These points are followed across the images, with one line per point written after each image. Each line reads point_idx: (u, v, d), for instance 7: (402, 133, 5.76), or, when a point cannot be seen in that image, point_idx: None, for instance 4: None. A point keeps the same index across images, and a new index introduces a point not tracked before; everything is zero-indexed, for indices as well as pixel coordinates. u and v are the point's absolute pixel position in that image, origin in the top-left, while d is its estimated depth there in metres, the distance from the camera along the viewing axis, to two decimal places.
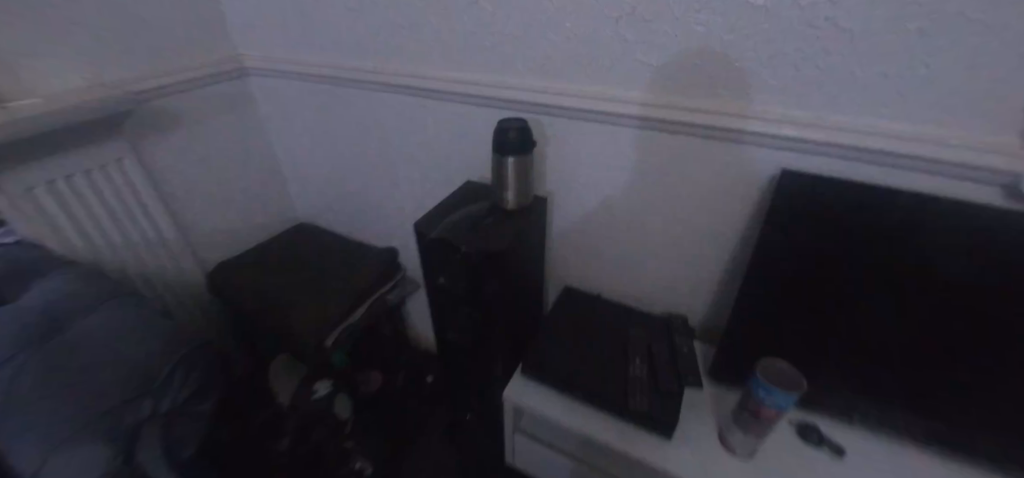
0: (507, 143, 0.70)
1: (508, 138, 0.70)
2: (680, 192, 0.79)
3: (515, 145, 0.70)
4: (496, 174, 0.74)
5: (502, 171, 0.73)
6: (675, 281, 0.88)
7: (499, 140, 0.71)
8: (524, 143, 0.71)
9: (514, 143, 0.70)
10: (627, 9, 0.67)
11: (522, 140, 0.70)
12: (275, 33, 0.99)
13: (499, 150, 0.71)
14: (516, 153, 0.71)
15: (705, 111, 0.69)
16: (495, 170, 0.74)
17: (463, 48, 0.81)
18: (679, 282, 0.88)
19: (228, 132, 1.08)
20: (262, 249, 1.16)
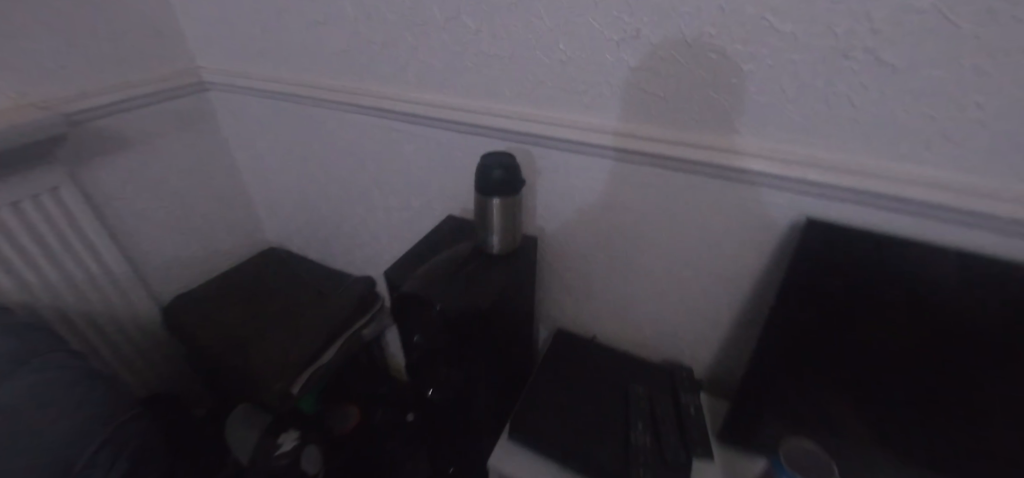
0: (492, 183, 0.62)
1: (493, 176, 0.61)
2: (687, 234, 0.70)
3: (500, 185, 0.62)
4: (479, 215, 0.66)
5: (486, 213, 0.64)
6: (678, 327, 0.80)
7: (482, 178, 0.62)
8: (511, 182, 0.62)
9: (500, 182, 0.62)
10: (632, 31, 0.58)
11: (508, 179, 0.62)
12: (236, 45, 0.89)
13: (482, 190, 0.63)
14: (501, 193, 0.62)
15: (719, 148, 0.60)
16: (479, 210, 0.65)
17: (443, 69, 0.72)
18: (682, 328, 0.80)
19: (185, 152, 0.97)
20: (225, 279, 1.06)
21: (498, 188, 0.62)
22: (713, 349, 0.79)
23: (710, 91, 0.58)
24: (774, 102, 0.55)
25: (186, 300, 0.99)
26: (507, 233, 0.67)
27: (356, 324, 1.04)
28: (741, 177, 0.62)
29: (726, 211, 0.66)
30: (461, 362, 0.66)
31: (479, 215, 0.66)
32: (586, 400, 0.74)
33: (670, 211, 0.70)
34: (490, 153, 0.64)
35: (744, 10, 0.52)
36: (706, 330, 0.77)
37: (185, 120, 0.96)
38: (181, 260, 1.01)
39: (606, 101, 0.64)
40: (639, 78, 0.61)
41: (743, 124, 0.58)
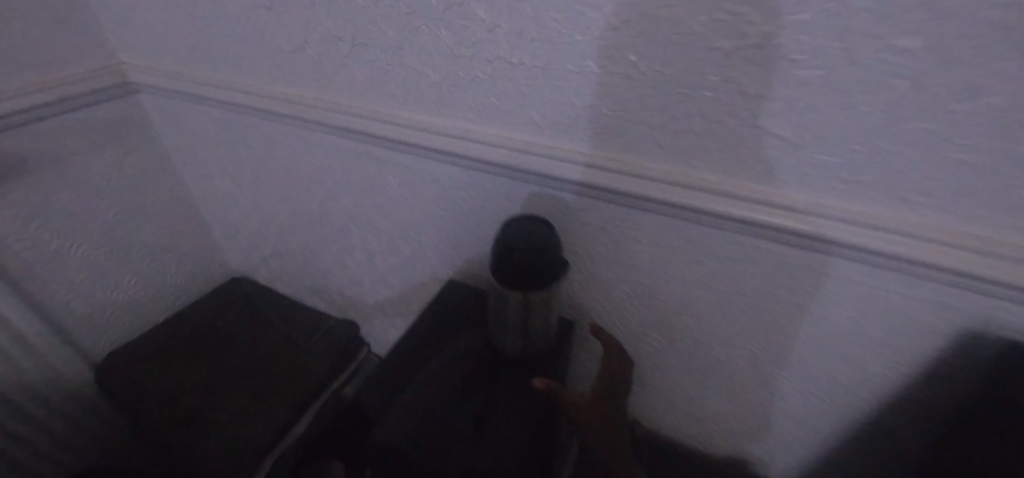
0: (512, 268, 0.44)
1: (513, 261, 0.44)
2: (788, 323, 0.51)
3: (523, 273, 0.44)
4: (498, 300, 0.49)
5: (502, 299, 0.48)
6: (752, 421, 0.62)
7: (498, 256, 0.45)
8: (540, 268, 0.44)
9: (523, 269, 0.44)
10: (762, 36, 0.35)
11: (535, 266, 0.44)
12: (162, 32, 0.66)
13: (498, 274, 0.46)
14: (522, 282, 0.45)
15: (871, 226, 0.39)
16: (497, 295, 0.48)
17: (442, 82, 0.50)
18: (758, 423, 0.62)
19: (114, 171, 0.76)
20: (177, 324, 0.87)
21: (522, 277, 0.44)
22: (802, 451, 0.61)
23: (874, 139, 0.36)
24: (982, 165, 0.34)
25: (126, 358, 0.80)
26: (534, 324, 0.50)
27: (337, 382, 0.84)
28: (881, 261, 0.42)
29: (855, 302, 0.46)
30: None
31: (497, 300, 0.49)
32: None
33: (767, 293, 0.50)
34: (517, 217, 0.47)
35: (972, 12, 0.30)
36: (788, 430, 0.60)
37: (109, 131, 0.74)
38: (117, 304, 0.82)
39: (694, 144, 0.42)
40: (759, 112, 0.38)
41: (923, 193, 0.37)
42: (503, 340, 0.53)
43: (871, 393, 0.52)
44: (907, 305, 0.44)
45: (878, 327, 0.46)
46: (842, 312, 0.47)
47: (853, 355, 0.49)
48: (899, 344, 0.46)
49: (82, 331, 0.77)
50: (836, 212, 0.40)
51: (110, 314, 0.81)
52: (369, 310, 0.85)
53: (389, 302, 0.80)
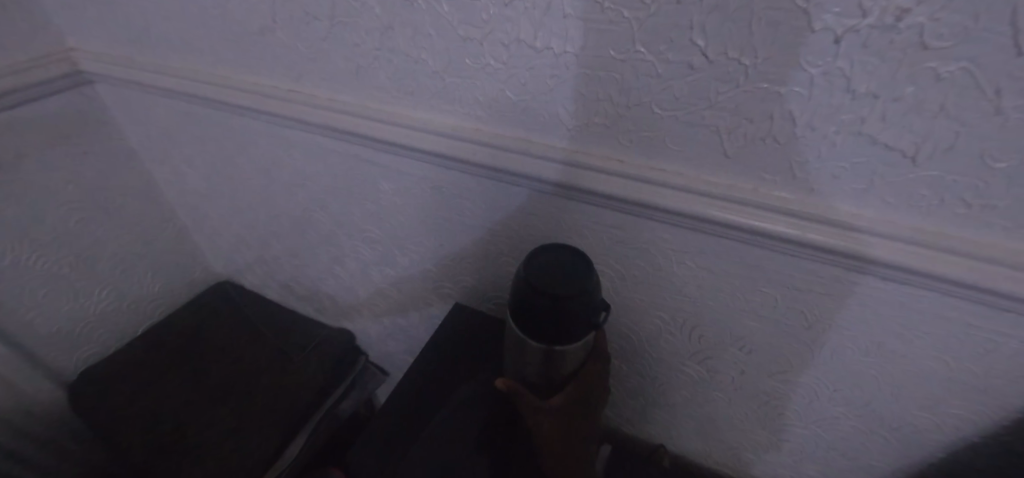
0: (537, 318, 0.37)
1: (540, 311, 0.37)
2: (862, 363, 0.42)
3: (548, 328, 0.37)
4: (519, 341, 0.42)
5: (521, 342, 0.41)
6: (797, 455, 0.55)
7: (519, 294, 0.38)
8: (570, 327, 0.37)
9: (548, 324, 0.37)
10: (892, 13, 0.25)
11: (563, 324, 0.37)
12: (109, 8, 0.56)
13: (521, 316, 0.39)
14: (543, 334, 0.38)
15: (1001, 263, 0.31)
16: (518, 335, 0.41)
17: (444, 72, 0.40)
18: (805, 458, 0.55)
19: (73, 172, 0.67)
20: (157, 335, 0.80)
21: (546, 331, 0.38)
22: None
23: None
24: None
25: (103, 377, 0.73)
26: (556, 370, 0.42)
27: (332, 397, 0.77)
28: (999, 301, 0.33)
29: (956, 344, 0.38)
30: None
31: (517, 340, 0.42)
32: None
33: (841, 329, 0.41)
34: (548, 247, 0.39)
35: None
36: (841, 468, 0.53)
37: (62, 126, 0.64)
38: (91, 318, 0.74)
39: (769, 154, 0.33)
40: (867, 115, 0.29)
41: None
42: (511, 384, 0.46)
43: (948, 439, 0.44)
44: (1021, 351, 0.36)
45: (977, 372, 0.38)
46: (931, 352, 0.39)
47: (939, 399, 0.42)
48: (999, 391, 0.39)
49: (51, 351, 0.70)
50: (953, 243, 0.31)
51: (82, 329, 0.73)
52: (365, 320, 0.78)
53: (385, 313, 0.73)
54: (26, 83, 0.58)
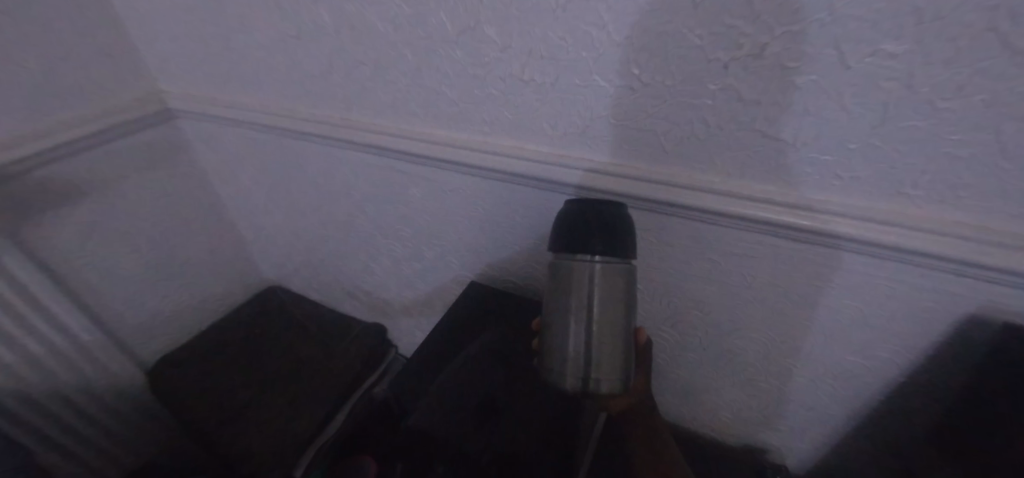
0: (593, 231, 0.44)
1: (595, 225, 0.44)
2: (798, 312, 0.52)
3: (605, 237, 0.43)
4: (570, 287, 0.45)
5: (575, 283, 0.44)
6: (767, 413, 0.64)
7: (568, 228, 0.45)
8: (621, 233, 0.44)
9: (605, 234, 0.44)
10: (758, 46, 0.37)
11: (617, 231, 0.44)
12: (199, 62, 0.72)
13: (574, 244, 0.44)
14: (603, 248, 0.43)
15: (876, 221, 0.41)
16: (568, 283, 0.45)
17: (457, 98, 0.53)
18: (773, 415, 0.63)
19: (160, 191, 0.83)
20: (217, 330, 0.93)
21: (597, 241, 0.44)
22: (815, 439, 0.63)
23: (870, 137, 0.38)
24: (976, 157, 0.36)
25: (175, 362, 0.86)
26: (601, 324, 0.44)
27: (366, 384, 0.89)
28: (880, 252, 0.44)
29: (865, 293, 0.48)
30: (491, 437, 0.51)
31: (569, 289, 0.45)
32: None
33: (777, 287, 0.52)
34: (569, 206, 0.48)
35: (961, 16, 0.31)
36: (803, 420, 0.62)
37: (153, 154, 0.80)
38: (165, 313, 0.88)
39: (698, 147, 0.44)
40: (758, 114, 0.40)
41: (917, 187, 0.39)
42: (562, 335, 0.45)
43: (881, 381, 0.53)
44: (911, 293, 0.46)
45: (888, 315, 0.48)
46: (847, 300, 0.49)
47: (865, 343, 0.51)
48: (905, 328, 0.48)
49: (134, 340, 0.84)
50: (838, 208, 0.42)
51: (159, 323, 0.88)
52: (395, 312, 0.90)
53: (413, 304, 0.85)
54: (127, 120, 0.74)
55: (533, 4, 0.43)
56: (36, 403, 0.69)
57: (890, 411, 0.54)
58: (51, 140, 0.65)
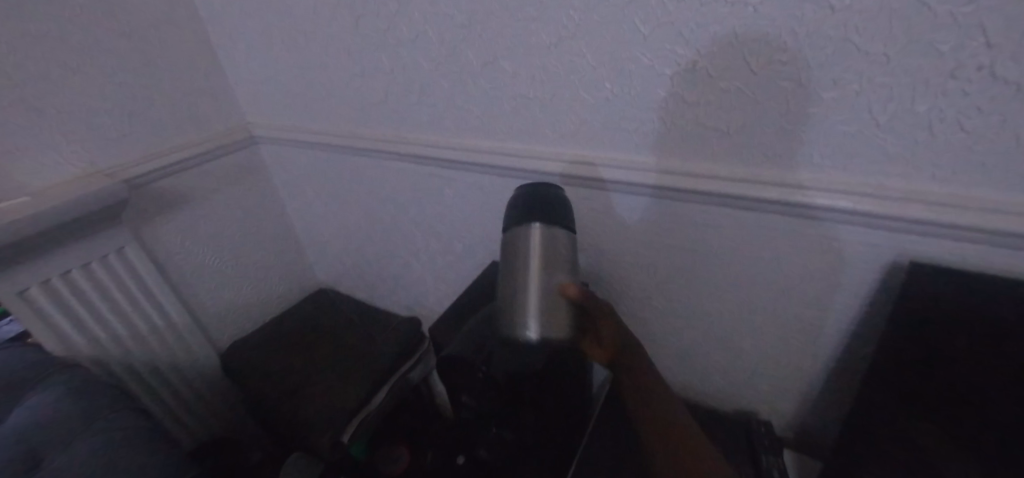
0: (540, 205, 0.58)
1: (541, 202, 0.59)
2: (759, 276, 0.62)
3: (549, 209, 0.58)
4: (514, 248, 0.56)
5: (519, 246, 0.56)
6: (752, 379, 0.71)
7: (518, 210, 0.59)
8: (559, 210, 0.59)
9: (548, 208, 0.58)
10: (690, 62, 0.52)
11: (557, 207, 0.59)
12: (281, 100, 0.93)
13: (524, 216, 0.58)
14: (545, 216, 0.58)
15: (792, 187, 0.53)
16: (513, 246, 0.57)
17: (479, 113, 0.70)
18: (757, 380, 0.71)
19: (239, 203, 1.05)
20: (277, 323, 1.09)
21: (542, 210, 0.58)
22: (797, 402, 0.69)
23: (782, 122, 0.51)
24: (859, 131, 0.48)
25: (240, 348, 1.02)
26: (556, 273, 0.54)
27: (402, 368, 1.01)
28: (807, 212, 0.54)
29: (805, 252, 0.58)
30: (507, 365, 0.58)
31: (514, 250, 0.56)
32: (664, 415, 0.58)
33: (737, 253, 0.62)
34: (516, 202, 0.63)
35: (821, 32, 0.45)
36: (782, 380, 0.69)
37: (235, 174, 1.03)
38: (238, 305, 1.09)
39: (661, 140, 0.58)
40: (698, 111, 0.54)
41: (823, 157, 0.51)
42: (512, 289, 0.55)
43: (838, 336, 0.61)
44: (840, 249, 0.55)
45: (830, 272, 0.57)
46: (796, 262, 0.59)
47: (816, 300, 0.60)
48: (844, 282, 0.57)
49: (214, 326, 1.04)
50: (767, 178, 0.54)
51: (232, 314, 1.08)
52: (430, 305, 1.04)
53: (445, 295, 0.98)
54: (217, 146, 0.96)
55: (532, 44, 0.60)
56: (133, 366, 0.88)
57: (849, 365, 0.62)
58: (160, 162, 0.88)
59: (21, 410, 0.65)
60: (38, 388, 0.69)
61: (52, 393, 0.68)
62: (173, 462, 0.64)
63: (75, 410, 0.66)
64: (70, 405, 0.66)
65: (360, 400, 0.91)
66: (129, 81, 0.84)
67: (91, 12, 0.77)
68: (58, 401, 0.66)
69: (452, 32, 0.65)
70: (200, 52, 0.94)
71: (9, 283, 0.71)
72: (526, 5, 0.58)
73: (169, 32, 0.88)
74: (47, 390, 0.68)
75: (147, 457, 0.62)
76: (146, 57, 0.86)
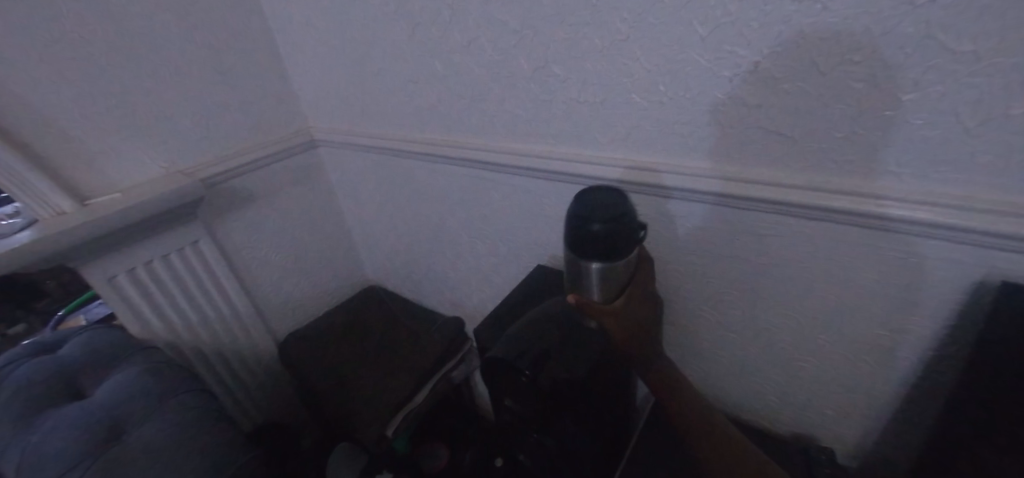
0: (589, 243, 0.51)
1: (590, 236, 0.51)
2: (824, 290, 0.58)
3: (602, 242, 0.51)
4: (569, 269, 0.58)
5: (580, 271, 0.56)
6: (814, 401, 0.67)
7: (574, 234, 0.53)
8: (614, 239, 0.51)
9: (600, 240, 0.51)
10: (751, 64, 0.50)
11: (609, 238, 0.50)
12: (342, 106, 0.98)
13: (576, 250, 0.53)
14: (600, 255, 0.52)
15: (866, 195, 0.49)
16: (571, 268, 0.57)
17: (530, 118, 0.71)
18: (819, 402, 0.66)
19: (300, 202, 1.11)
20: (330, 317, 1.15)
21: (600, 245, 0.51)
22: (864, 428, 0.64)
23: (853, 126, 0.48)
24: (944, 136, 0.44)
25: (296, 339, 1.08)
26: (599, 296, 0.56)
27: (446, 366, 1.03)
28: (882, 224, 0.50)
29: (878, 266, 0.53)
30: (552, 370, 0.57)
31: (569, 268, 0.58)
32: (718, 433, 0.55)
33: (802, 265, 0.58)
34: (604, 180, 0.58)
35: (900, 30, 0.42)
36: (848, 403, 0.64)
37: (298, 175, 1.09)
38: (296, 298, 1.15)
39: (719, 144, 0.56)
40: (758, 115, 0.52)
41: (901, 164, 0.47)
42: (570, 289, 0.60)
43: (914, 359, 0.56)
44: (920, 264, 0.51)
45: (907, 289, 0.53)
46: (868, 277, 0.54)
47: (890, 319, 0.55)
48: (923, 301, 0.52)
49: (273, 317, 1.11)
50: (836, 186, 0.51)
51: (290, 306, 1.15)
52: (475, 306, 1.06)
53: (489, 296, 1.00)
54: (280, 149, 1.02)
55: (585, 47, 0.60)
56: (201, 351, 0.95)
57: (926, 392, 0.56)
58: (232, 164, 0.95)
59: (107, 384, 0.72)
60: (122, 366, 0.76)
61: (133, 370, 0.75)
62: (232, 440, 0.69)
63: (154, 386, 0.72)
64: (146, 381, 0.73)
65: (404, 396, 0.93)
66: (207, 89, 0.91)
67: (177, 26, 0.85)
68: (137, 377, 0.73)
69: (504, 37, 0.66)
70: (269, 60, 1.00)
71: (100, 270, 0.79)
72: (579, 9, 0.58)
73: (243, 43, 0.95)
74: (130, 368, 0.75)
75: (212, 433, 0.68)
76: (223, 67, 0.93)
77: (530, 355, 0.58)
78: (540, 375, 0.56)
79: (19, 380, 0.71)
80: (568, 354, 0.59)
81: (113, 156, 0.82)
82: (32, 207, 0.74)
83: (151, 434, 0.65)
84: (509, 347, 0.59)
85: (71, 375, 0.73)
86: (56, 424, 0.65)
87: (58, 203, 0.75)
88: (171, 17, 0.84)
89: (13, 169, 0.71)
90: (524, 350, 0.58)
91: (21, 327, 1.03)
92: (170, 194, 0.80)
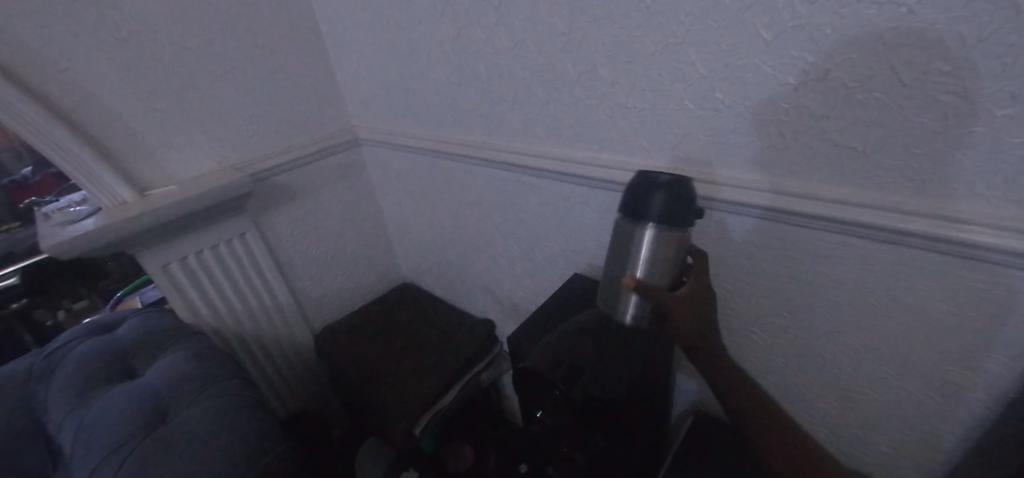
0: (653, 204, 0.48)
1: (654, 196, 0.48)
2: (889, 317, 0.53)
3: (664, 205, 0.47)
4: (616, 251, 0.53)
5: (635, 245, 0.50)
6: (870, 434, 0.61)
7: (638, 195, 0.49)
8: (681, 205, 0.48)
9: (660, 206, 0.48)
10: (821, 71, 0.46)
11: (677, 201, 0.47)
12: (385, 105, 0.99)
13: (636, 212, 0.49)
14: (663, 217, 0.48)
15: (944, 218, 0.45)
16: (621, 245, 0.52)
17: (573, 123, 0.69)
18: (874, 436, 0.61)
19: (341, 198, 1.13)
20: (365, 312, 1.17)
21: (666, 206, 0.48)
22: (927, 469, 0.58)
23: (934, 142, 0.43)
24: None
25: (331, 331, 1.11)
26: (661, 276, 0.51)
27: (476, 367, 1.02)
28: (963, 250, 0.45)
29: (954, 295, 0.48)
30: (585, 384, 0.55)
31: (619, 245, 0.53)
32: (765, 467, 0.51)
33: (864, 289, 0.54)
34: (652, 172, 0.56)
35: (1001, 36, 0.38)
36: (910, 441, 0.58)
37: (340, 171, 1.12)
38: (334, 291, 1.18)
39: (777, 157, 0.53)
40: (824, 127, 0.48)
41: (991, 186, 0.42)
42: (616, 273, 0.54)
43: (992, 399, 0.50)
44: (1008, 297, 0.45)
45: (986, 323, 0.47)
46: (941, 306, 0.49)
47: (966, 353, 0.50)
48: (1007, 336, 0.47)
49: (311, 309, 1.14)
50: (909, 207, 0.46)
51: (328, 299, 1.18)
52: (507, 309, 1.05)
53: (522, 300, 0.98)
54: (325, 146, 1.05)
55: (636, 51, 0.57)
56: (242, 337, 0.99)
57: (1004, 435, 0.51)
58: (280, 158, 0.99)
59: (155, 368, 0.76)
60: (170, 350, 0.79)
61: (180, 354, 0.78)
62: (267, 426, 0.70)
63: (198, 371, 0.75)
64: (191, 366, 0.76)
65: (433, 396, 0.93)
66: (259, 86, 0.95)
67: (234, 27, 0.89)
68: (183, 361, 0.76)
69: (553, 40, 0.64)
70: (318, 59, 1.03)
71: (155, 257, 0.83)
72: (632, 11, 0.56)
73: (297, 43, 0.98)
74: (178, 353, 0.78)
75: (249, 418, 0.70)
76: (274, 66, 0.96)
77: (564, 367, 0.56)
78: (574, 390, 0.54)
79: (80, 357, 0.76)
80: (603, 369, 0.56)
81: (170, 149, 0.86)
82: (97, 195, 0.79)
83: (192, 417, 0.67)
84: (541, 359, 0.57)
85: (125, 356, 0.77)
86: (109, 403, 0.68)
87: (120, 193, 0.80)
88: (230, 17, 0.88)
89: (82, 160, 0.75)
90: (558, 361, 0.57)
91: (84, 303, 1.13)
92: (222, 188, 0.83)
